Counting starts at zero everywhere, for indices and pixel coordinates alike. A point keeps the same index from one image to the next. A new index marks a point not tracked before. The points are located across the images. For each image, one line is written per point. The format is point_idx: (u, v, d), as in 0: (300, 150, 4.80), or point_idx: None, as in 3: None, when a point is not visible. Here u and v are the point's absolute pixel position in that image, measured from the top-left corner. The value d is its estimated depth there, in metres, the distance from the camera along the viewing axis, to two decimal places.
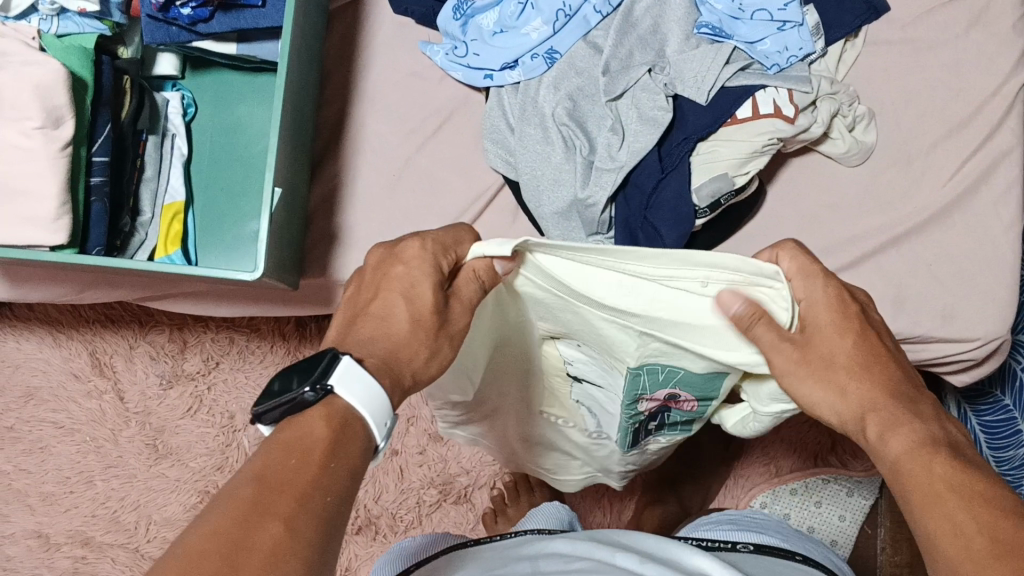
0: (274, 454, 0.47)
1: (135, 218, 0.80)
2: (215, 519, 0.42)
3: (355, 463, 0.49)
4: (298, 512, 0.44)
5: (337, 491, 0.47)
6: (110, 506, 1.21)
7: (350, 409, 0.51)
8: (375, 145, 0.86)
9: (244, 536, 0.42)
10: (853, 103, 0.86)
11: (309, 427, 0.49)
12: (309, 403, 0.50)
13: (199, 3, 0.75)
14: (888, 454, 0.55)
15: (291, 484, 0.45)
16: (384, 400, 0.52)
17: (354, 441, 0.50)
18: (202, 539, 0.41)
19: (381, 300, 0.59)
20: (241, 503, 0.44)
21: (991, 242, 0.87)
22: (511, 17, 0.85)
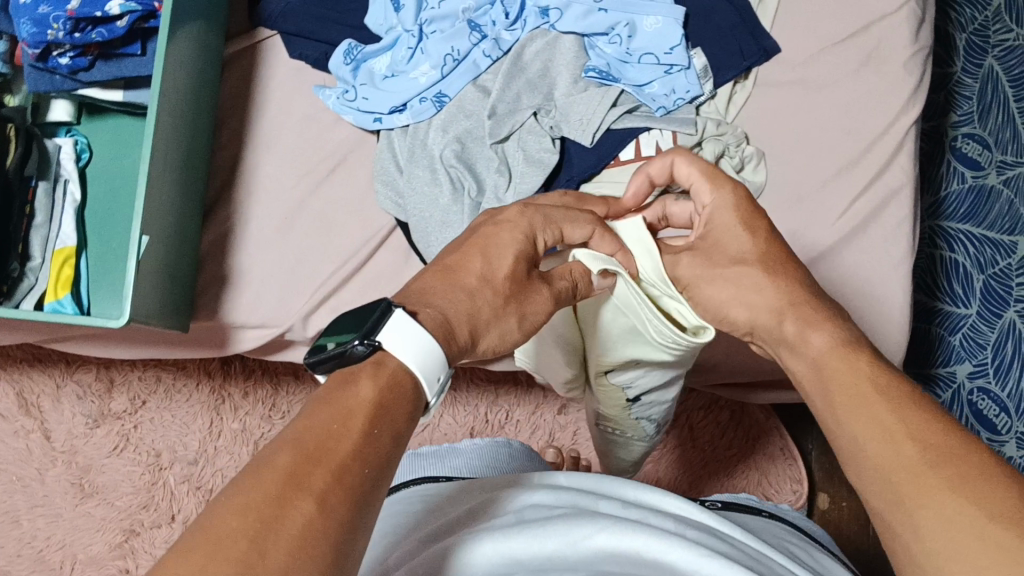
0: (316, 416, 0.41)
1: (24, 263, 0.82)
2: (246, 492, 0.36)
3: (397, 430, 0.43)
4: (334, 490, 0.38)
5: (377, 462, 0.41)
6: (36, 545, 1.21)
7: (401, 368, 0.45)
8: (269, 188, 0.88)
9: (276, 515, 0.36)
10: (741, 144, 0.87)
11: (355, 387, 0.43)
12: (359, 358, 0.45)
13: (77, 53, 0.78)
14: (809, 352, 0.55)
15: (330, 455, 0.39)
16: (439, 356, 0.47)
17: (402, 405, 0.44)
18: (232, 515, 0.35)
19: (457, 254, 0.55)
20: (274, 473, 0.37)
21: (880, 280, 0.85)
22: (401, 61, 0.87)
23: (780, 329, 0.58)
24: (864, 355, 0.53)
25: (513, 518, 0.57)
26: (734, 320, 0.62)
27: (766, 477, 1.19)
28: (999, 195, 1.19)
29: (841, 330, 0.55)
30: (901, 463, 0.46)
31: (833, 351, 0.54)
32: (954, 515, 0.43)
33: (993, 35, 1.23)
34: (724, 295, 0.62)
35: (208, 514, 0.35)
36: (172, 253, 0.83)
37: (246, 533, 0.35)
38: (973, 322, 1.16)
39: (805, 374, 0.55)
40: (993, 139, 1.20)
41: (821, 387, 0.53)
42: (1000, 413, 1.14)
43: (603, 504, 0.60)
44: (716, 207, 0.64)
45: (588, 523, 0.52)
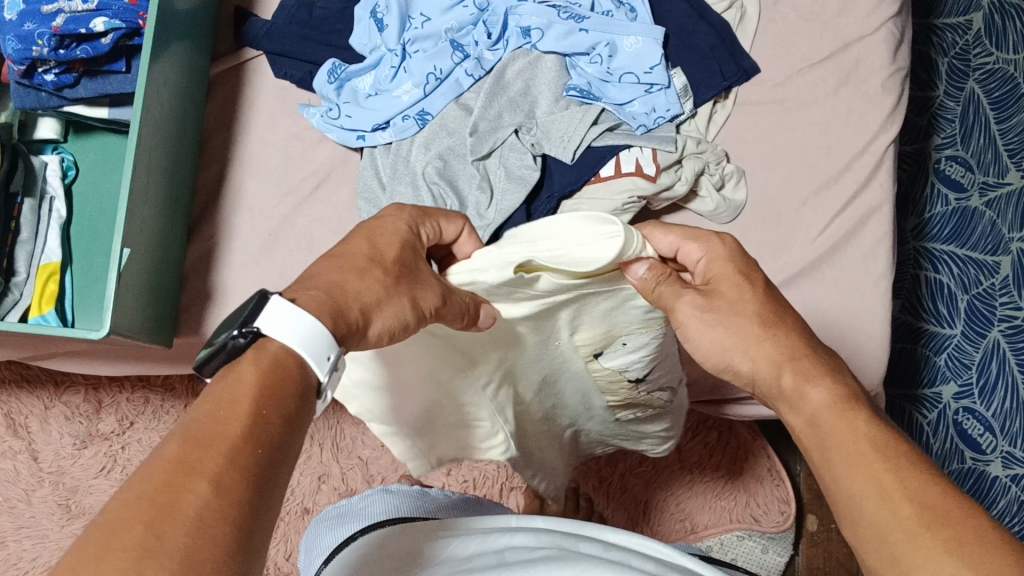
0: (201, 407, 0.40)
1: (9, 279, 0.83)
2: (137, 487, 0.35)
3: (292, 409, 0.42)
4: (227, 472, 0.37)
5: (270, 442, 0.40)
6: (21, 567, 1.19)
7: (284, 349, 0.44)
8: (253, 206, 0.89)
9: (170, 502, 0.35)
10: (721, 162, 0.88)
11: (237, 374, 0.42)
12: (239, 351, 0.43)
13: (62, 70, 0.81)
14: (806, 408, 0.54)
15: (219, 440, 0.38)
16: (327, 335, 0.45)
17: (292, 383, 0.43)
18: (124, 509, 0.34)
19: (343, 243, 0.53)
20: (162, 466, 0.36)
21: (859, 296, 0.85)
22: (384, 80, 0.88)
23: (777, 384, 0.56)
24: (862, 413, 0.52)
25: (491, 558, 0.57)
26: (737, 371, 0.59)
27: (754, 498, 1.19)
28: (981, 216, 1.20)
29: (840, 385, 0.54)
30: (898, 523, 0.45)
31: (828, 406, 0.52)
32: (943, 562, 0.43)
33: (974, 59, 1.25)
34: (717, 346, 0.59)
35: (99, 514, 0.34)
36: (155, 268, 0.83)
37: (138, 526, 0.34)
38: (958, 342, 1.17)
39: (800, 428, 0.54)
40: (975, 160, 1.21)
41: (816, 438, 0.52)
42: (985, 433, 1.14)
43: (579, 542, 0.61)
44: (710, 261, 0.62)
45: (569, 566, 0.53)
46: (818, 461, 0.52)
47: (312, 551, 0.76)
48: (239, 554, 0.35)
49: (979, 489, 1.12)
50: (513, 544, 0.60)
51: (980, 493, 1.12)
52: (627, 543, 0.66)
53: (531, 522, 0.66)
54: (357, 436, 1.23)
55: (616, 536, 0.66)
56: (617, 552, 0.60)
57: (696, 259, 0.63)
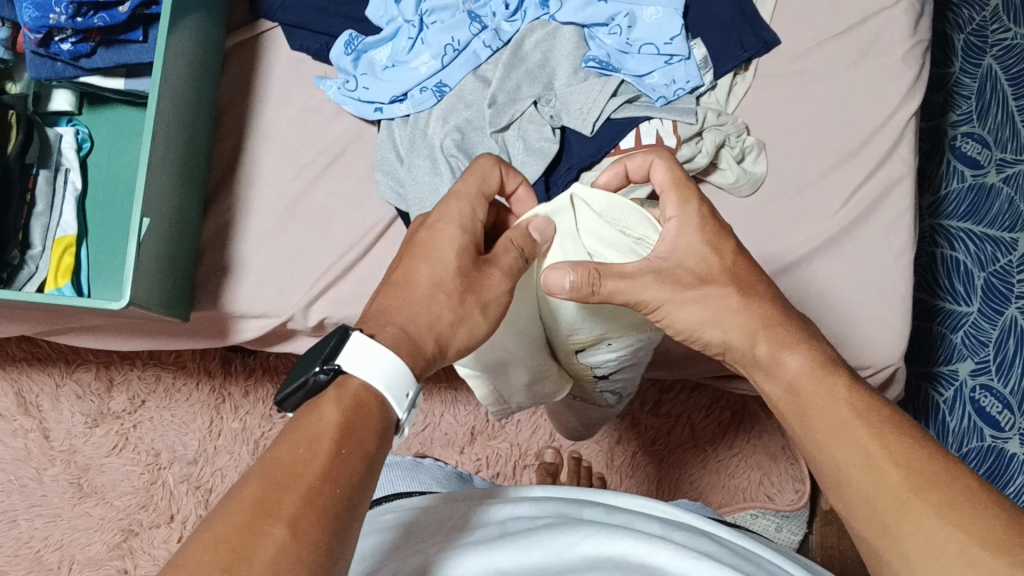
0: (284, 445, 0.44)
1: (25, 252, 0.84)
2: (221, 523, 0.39)
3: (370, 448, 0.46)
4: (305, 512, 0.41)
5: (349, 481, 0.44)
6: (33, 545, 1.20)
7: (365, 387, 0.49)
8: (269, 178, 0.88)
9: (250, 540, 0.39)
10: (741, 134, 0.87)
11: (319, 411, 0.46)
12: (323, 385, 0.48)
13: (79, 39, 0.80)
14: (783, 375, 0.56)
15: (300, 480, 0.42)
16: (406, 374, 0.50)
17: (369, 420, 0.47)
18: (208, 547, 0.38)
19: (402, 268, 0.58)
20: (245, 503, 0.41)
21: (880, 270, 0.85)
22: (402, 52, 0.87)
23: (752, 351, 0.58)
24: (842, 381, 0.54)
25: (495, 528, 0.57)
26: (708, 341, 0.61)
27: (768, 476, 1.19)
28: (999, 193, 1.19)
29: (818, 352, 0.56)
30: (887, 490, 0.48)
31: (811, 374, 0.55)
32: (946, 544, 0.44)
33: (991, 35, 1.24)
34: (697, 319, 0.60)
35: (184, 547, 0.38)
36: (173, 241, 0.83)
37: (218, 564, 0.38)
38: (975, 320, 1.16)
39: (799, 387, 0.55)
40: (992, 138, 1.21)
41: (806, 409, 0.54)
42: (1003, 410, 1.14)
43: (583, 508, 0.61)
44: (680, 226, 0.62)
45: (572, 532, 0.53)
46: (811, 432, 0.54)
47: None
48: None
49: (996, 467, 1.12)
50: (517, 513, 0.60)
51: (998, 469, 1.12)
52: (641, 507, 0.66)
53: (535, 492, 0.66)
54: None
55: (624, 501, 0.66)
56: (621, 515, 0.60)
57: (669, 227, 0.63)
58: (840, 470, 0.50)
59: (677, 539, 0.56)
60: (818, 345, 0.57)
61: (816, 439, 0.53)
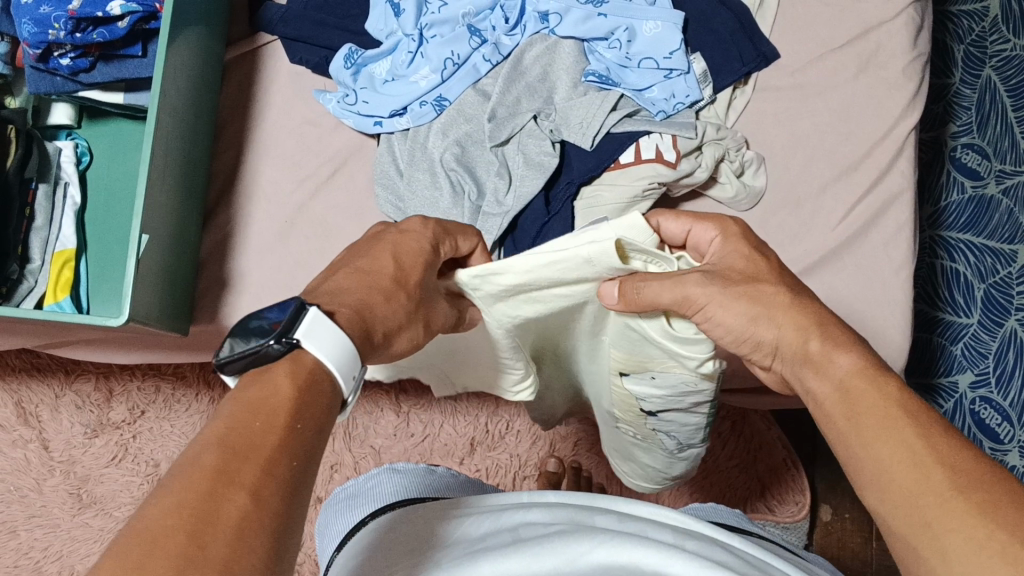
0: (235, 414, 0.40)
1: (24, 266, 0.84)
2: (178, 492, 0.36)
3: (320, 419, 0.43)
4: (265, 482, 0.38)
5: (305, 455, 0.41)
6: (33, 556, 1.20)
7: (318, 365, 0.45)
8: (269, 192, 0.89)
9: (210, 509, 0.35)
10: (741, 148, 0.87)
11: (273, 383, 0.43)
12: (273, 356, 0.44)
13: (77, 54, 0.80)
14: (834, 373, 0.54)
15: (258, 449, 0.39)
16: (352, 353, 0.46)
17: (322, 397, 0.44)
18: (164, 516, 0.35)
19: (369, 259, 0.54)
20: (201, 471, 0.37)
21: (881, 284, 0.84)
22: (401, 66, 0.88)
23: (804, 349, 0.57)
24: (892, 381, 0.53)
25: (506, 535, 0.57)
26: (759, 341, 0.60)
27: (769, 489, 1.18)
28: (998, 204, 1.19)
29: (865, 355, 0.55)
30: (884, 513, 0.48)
31: (857, 372, 0.54)
32: (987, 541, 0.43)
33: (990, 46, 1.24)
34: (743, 319, 0.59)
35: (137, 515, 0.35)
36: (171, 255, 0.82)
37: (180, 532, 0.34)
38: (974, 331, 1.16)
39: (825, 394, 0.55)
40: (991, 148, 1.21)
41: (845, 407, 0.53)
42: (1003, 422, 1.14)
43: (594, 515, 0.61)
44: (721, 242, 0.63)
45: (585, 540, 0.53)
46: (844, 429, 0.53)
47: (322, 539, 0.77)
48: (273, 561, 0.36)
49: None
50: (529, 518, 0.59)
51: None
52: (644, 513, 0.66)
53: (544, 497, 0.66)
54: (369, 425, 1.23)
55: (634, 508, 0.66)
56: (634, 523, 0.59)
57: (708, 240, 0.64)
58: (878, 465, 0.49)
59: (691, 548, 0.56)
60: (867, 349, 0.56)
61: (845, 437, 0.53)
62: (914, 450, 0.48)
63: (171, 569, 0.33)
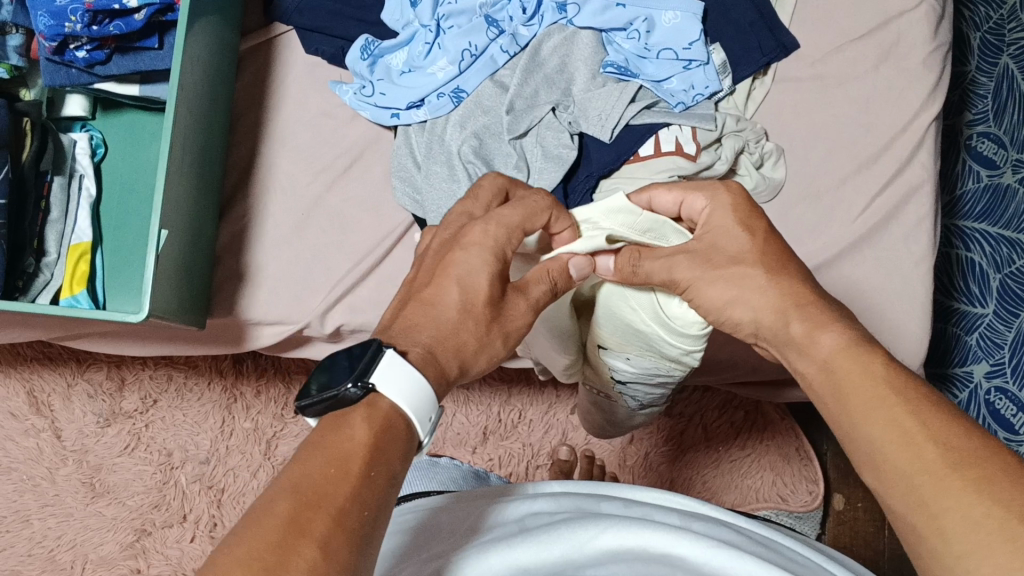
0: (311, 460, 0.42)
1: (40, 259, 0.83)
2: (255, 538, 0.38)
3: (394, 468, 0.45)
4: (336, 533, 0.39)
5: (376, 504, 0.42)
6: (46, 545, 1.20)
7: (394, 408, 0.47)
8: (284, 184, 0.88)
9: (279, 560, 0.37)
10: (760, 140, 0.86)
11: (349, 429, 0.45)
12: (351, 401, 0.46)
13: (94, 46, 0.80)
14: (817, 354, 0.52)
15: (330, 499, 0.41)
16: (430, 397, 0.48)
17: (395, 445, 0.46)
18: (239, 563, 0.37)
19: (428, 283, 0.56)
20: (274, 520, 0.39)
21: (900, 278, 0.84)
22: (418, 57, 0.87)
23: (786, 330, 0.55)
24: (878, 355, 0.50)
25: (513, 526, 0.56)
26: (738, 322, 0.59)
27: (782, 476, 1.18)
28: (1015, 193, 1.18)
29: (849, 330, 0.52)
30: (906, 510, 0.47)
31: (843, 350, 0.51)
32: (982, 518, 0.41)
33: (1008, 34, 1.23)
34: (720, 299, 0.59)
35: (215, 559, 0.37)
36: (188, 249, 0.82)
37: None
38: (990, 322, 1.16)
39: (811, 375, 0.53)
40: (1008, 137, 1.20)
41: (831, 386, 0.51)
42: (1018, 412, 1.14)
43: (600, 502, 0.60)
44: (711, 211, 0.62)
45: (591, 526, 0.52)
46: (833, 408, 0.50)
47: None
48: None
49: None
50: (536, 510, 0.59)
51: None
52: (647, 498, 0.65)
53: (548, 487, 0.65)
54: None
55: (638, 494, 0.65)
56: (640, 509, 0.59)
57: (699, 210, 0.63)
58: None
59: (698, 528, 0.55)
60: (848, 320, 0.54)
61: None
62: (905, 430, 0.45)
63: None
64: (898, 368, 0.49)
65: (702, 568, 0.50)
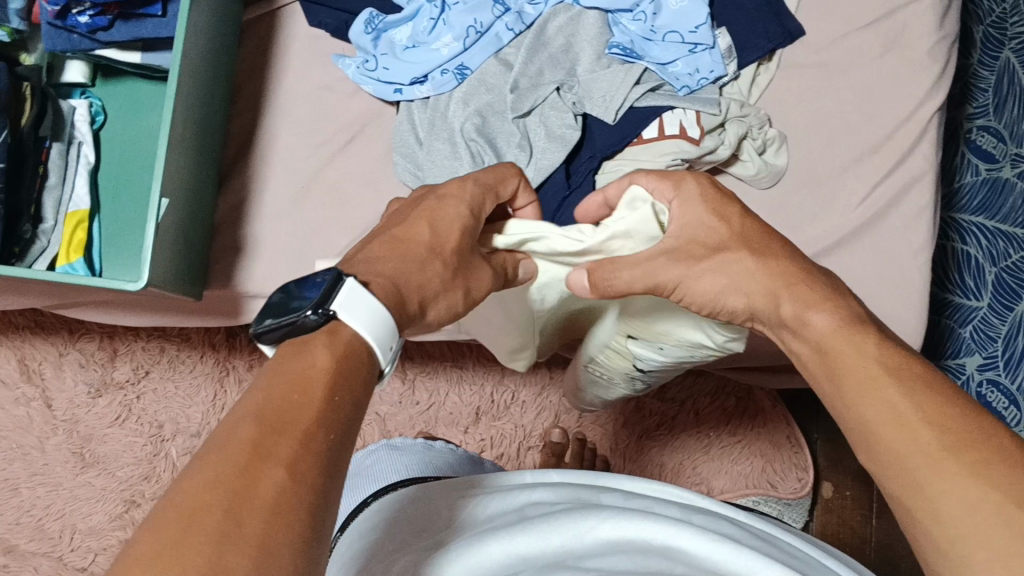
0: (273, 387, 0.40)
1: (37, 226, 0.83)
2: (216, 465, 0.35)
3: (356, 396, 0.43)
4: (303, 456, 0.37)
5: (337, 429, 0.40)
6: (35, 514, 1.20)
7: (356, 337, 0.45)
8: (285, 156, 0.88)
9: (247, 483, 0.35)
10: (763, 126, 0.86)
11: (309, 356, 0.42)
12: (313, 328, 0.44)
13: (96, 12, 0.79)
14: (810, 334, 0.53)
15: (295, 425, 0.38)
16: (390, 325, 0.47)
17: (359, 372, 0.44)
18: (202, 487, 0.34)
19: (406, 227, 0.55)
20: (239, 446, 0.36)
21: (899, 266, 0.84)
22: (422, 32, 0.86)
23: (776, 312, 0.56)
24: (872, 338, 0.51)
25: (511, 515, 0.56)
26: (731, 308, 0.59)
27: (771, 464, 1.18)
28: (1013, 188, 1.18)
29: (841, 310, 0.53)
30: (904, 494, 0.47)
31: (834, 331, 0.52)
32: None
33: (1011, 28, 1.23)
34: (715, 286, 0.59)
35: (175, 488, 0.34)
36: (186, 218, 0.82)
37: (218, 502, 0.34)
38: (984, 315, 1.16)
39: (806, 355, 0.54)
40: (1007, 131, 1.20)
41: (826, 365, 0.52)
42: (1009, 406, 1.14)
43: (599, 493, 0.60)
44: None
45: (590, 516, 0.53)
46: (840, 393, 0.51)
47: None
48: (312, 538, 0.35)
49: None
50: (533, 499, 0.59)
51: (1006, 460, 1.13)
52: (644, 490, 0.66)
53: (547, 476, 0.65)
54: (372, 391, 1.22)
55: (635, 485, 0.65)
56: (638, 500, 0.59)
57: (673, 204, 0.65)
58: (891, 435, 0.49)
59: (698, 521, 0.56)
60: (844, 299, 0.55)
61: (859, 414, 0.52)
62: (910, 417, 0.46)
63: (209, 542, 0.32)
64: (890, 350, 0.50)
65: (702, 564, 0.49)
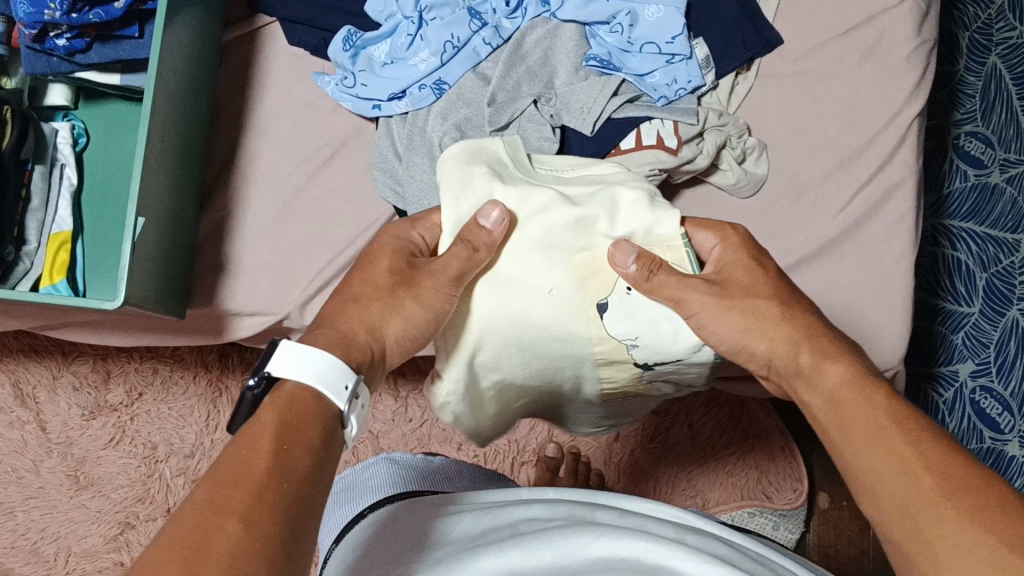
0: (229, 453, 0.44)
1: (20, 248, 0.84)
2: (173, 526, 0.39)
3: (311, 440, 0.47)
4: (257, 507, 0.41)
5: (292, 476, 0.44)
6: (31, 537, 1.21)
7: (301, 386, 0.50)
8: (267, 176, 0.88)
9: (201, 538, 0.38)
10: (743, 134, 0.86)
11: (258, 419, 0.46)
12: (258, 398, 0.48)
13: (74, 35, 0.80)
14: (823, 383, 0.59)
15: (248, 478, 0.42)
16: (337, 366, 0.51)
17: (309, 416, 0.48)
18: (161, 547, 0.38)
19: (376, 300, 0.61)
20: (196, 507, 0.40)
21: (882, 274, 0.85)
22: (400, 48, 0.86)
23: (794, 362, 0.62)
24: (879, 392, 0.57)
25: (505, 531, 0.56)
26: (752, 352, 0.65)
27: (765, 475, 1.17)
28: (1001, 194, 1.18)
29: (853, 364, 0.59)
30: None
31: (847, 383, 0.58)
32: None
33: (997, 33, 1.22)
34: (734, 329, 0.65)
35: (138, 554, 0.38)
36: (166, 238, 0.82)
37: (175, 554, 0.37)
38: (975, 321, 1.16)
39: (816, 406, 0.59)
40: (995, 137, 1.20)
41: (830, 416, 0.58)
42: (1003, 412, 1.14)
43: (595, 511, 0.60)
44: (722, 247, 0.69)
45: (584, 534, 0.52)
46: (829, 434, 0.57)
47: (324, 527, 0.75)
48: None
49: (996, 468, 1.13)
50: (530, 514, 0.59)
51: (998, 471, 1.13)
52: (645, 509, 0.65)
53: (544, 493, 0.65)
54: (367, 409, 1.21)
55: (635, 504, 0.65)
56: (635, 520, 0.59)
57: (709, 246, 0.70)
58: None
59: (692, 542, 0.55)
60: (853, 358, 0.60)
61: None
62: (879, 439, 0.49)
63: None
64: None
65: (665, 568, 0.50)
